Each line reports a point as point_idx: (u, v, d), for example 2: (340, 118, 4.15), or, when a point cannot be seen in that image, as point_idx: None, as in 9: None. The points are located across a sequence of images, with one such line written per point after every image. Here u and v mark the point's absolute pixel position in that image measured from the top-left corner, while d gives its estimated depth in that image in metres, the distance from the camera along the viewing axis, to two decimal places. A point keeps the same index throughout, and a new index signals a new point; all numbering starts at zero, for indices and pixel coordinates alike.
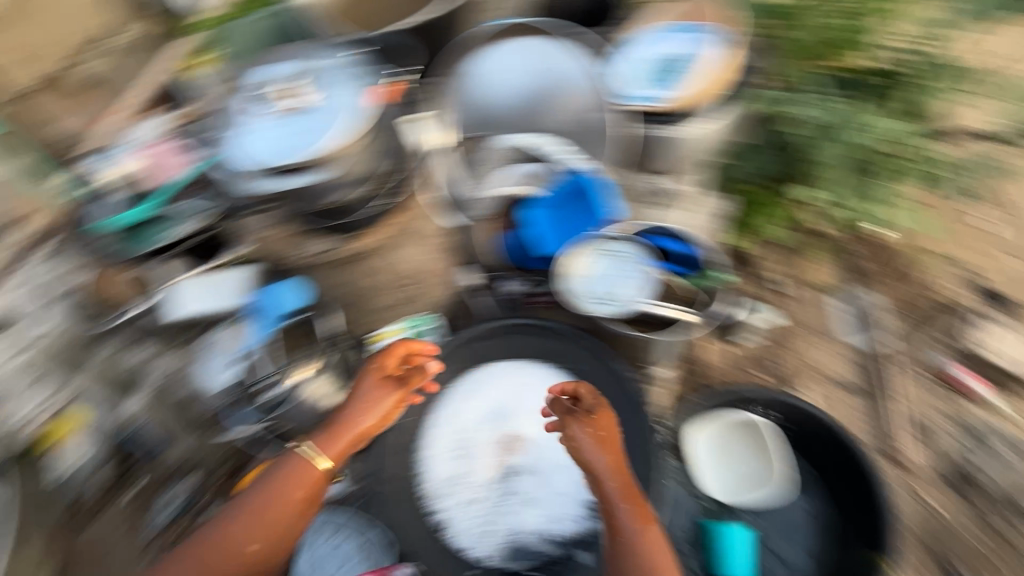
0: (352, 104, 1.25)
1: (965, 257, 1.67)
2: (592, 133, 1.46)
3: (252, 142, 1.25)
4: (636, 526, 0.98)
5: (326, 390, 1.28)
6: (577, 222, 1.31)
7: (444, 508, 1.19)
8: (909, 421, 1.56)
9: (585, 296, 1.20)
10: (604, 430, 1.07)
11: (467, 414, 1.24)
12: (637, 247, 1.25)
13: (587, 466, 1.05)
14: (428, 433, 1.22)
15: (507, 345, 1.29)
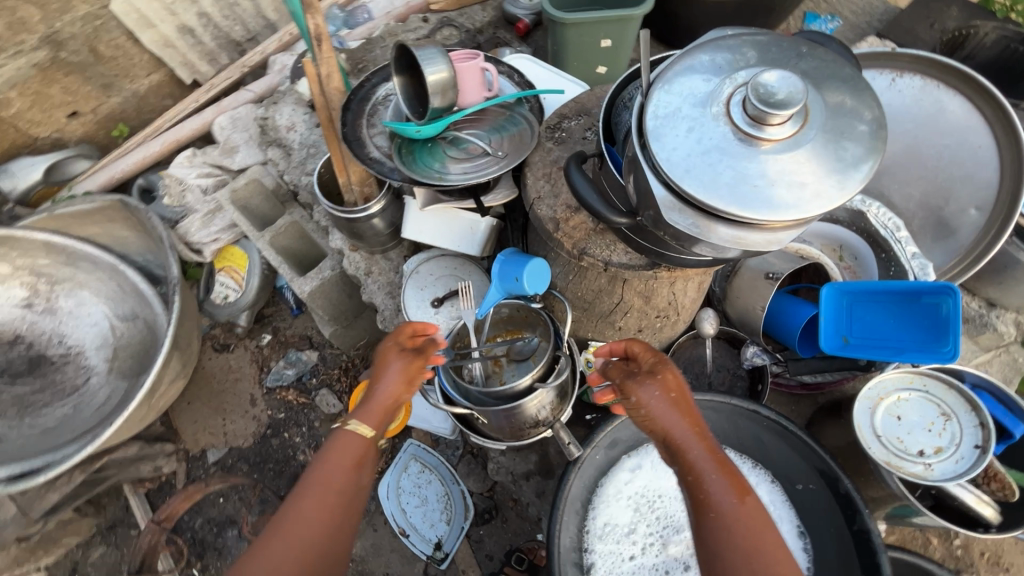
0: (858, 130, 0.55)
1: None
2: (951, 223, 1.05)
3: (670, 156, 0.54)
4: (733, 503, 0.64)
5: (541, 408, 0.97)
6: (883, 326, 0.96)
7: (594, 553, 1.03)
8: None
9: (867, 430, 0.91)
10: (680, 392, 0.72)
11: (666, 479, 1.09)
12: (983, 409, 0.88)
13: (658, 436, 0.71)
14: (614, 473, 1.09)
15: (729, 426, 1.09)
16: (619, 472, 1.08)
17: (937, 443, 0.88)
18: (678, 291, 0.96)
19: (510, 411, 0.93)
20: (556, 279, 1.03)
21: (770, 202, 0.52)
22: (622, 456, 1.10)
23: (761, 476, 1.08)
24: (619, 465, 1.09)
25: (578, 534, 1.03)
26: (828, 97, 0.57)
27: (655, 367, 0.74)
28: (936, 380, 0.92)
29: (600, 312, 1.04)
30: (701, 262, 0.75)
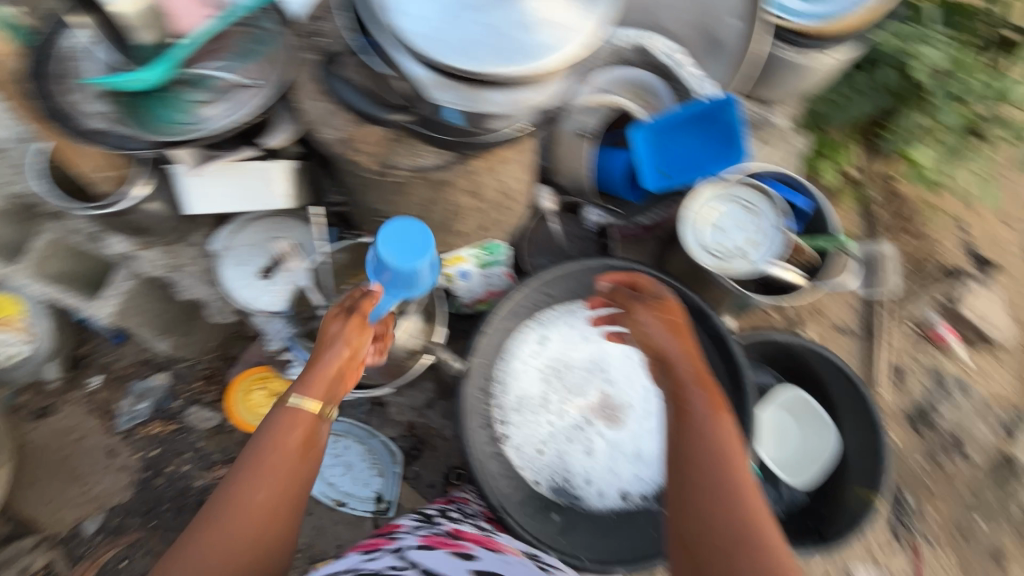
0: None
1: (952, 217, 1.90)
2: (720, 38, 1.12)
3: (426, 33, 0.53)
4: (709, 415, 0.75)
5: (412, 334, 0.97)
6: (685, 149, 1.05)
7: (510, 424, 1.09)
8: (887, 364, 1.84)
9: (694, 244, 1.01)
10: (671, 317, 0.82)
11: (572, 346, 1.13)
12: (773, 194, 1.02)
13: (655, 356, 0.81)
14: (520, 349, 1.11)
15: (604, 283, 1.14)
16: (527, 345, 1.11)
17: (750, 235, 1.01)
18: (509, 174, 0.95)
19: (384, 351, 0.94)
20: (386, 204, 0.94)
21: (529, 52, 0.53)
22: (526, 331, 1.11)
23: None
24: (524, 340, 1.11)
25: (491, 413, 1.08)
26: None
27: (658, 300, 0.84)
28: (737, 181, 1.03)
29: (440, 222, 0.98)
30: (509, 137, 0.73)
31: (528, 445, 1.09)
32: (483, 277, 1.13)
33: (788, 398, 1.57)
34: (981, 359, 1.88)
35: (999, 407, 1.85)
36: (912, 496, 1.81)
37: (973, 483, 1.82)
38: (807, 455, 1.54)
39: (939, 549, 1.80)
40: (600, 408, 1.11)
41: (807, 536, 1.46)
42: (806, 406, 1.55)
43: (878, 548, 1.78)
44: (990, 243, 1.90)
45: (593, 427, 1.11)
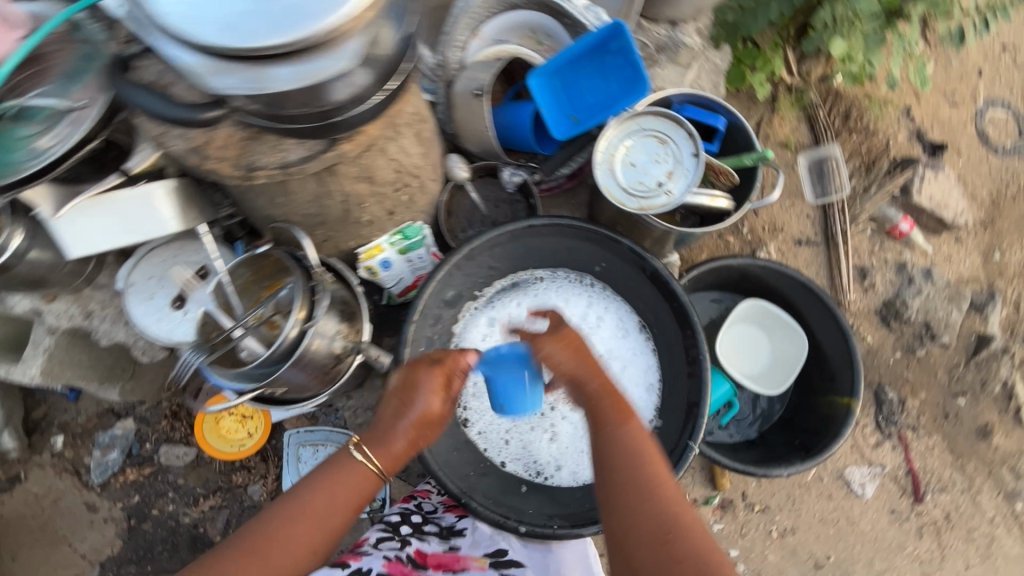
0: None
1: (898, 105, 1.83)
2: None
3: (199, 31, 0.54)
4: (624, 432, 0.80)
5: (333, 336, 0.89)
6: (592, 88, 0.98)
7: (468, 410, 1.06)
8: (851, 267, 1.83)
9: (614, 188, 0.95)
10: (577, 344, 0.85)
11: (524, 325, 1.12)
12: (685, 121, 0.94)
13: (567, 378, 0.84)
14: (471, 334, 1.12)
15: (542, 253, 1.12)
16: (478, 328, 1.12)
17: (669, 167, 0.94)
18: (402, 151, 0.89)
19: (303, 356, 0.84)
20: (277, 209, 0.87)
21: (301, 17, 0.53)
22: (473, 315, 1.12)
23: (594, 281, 1.13)
24: (474, 326, 1.12)
25: None
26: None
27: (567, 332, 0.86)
28: (648, 111, 0.96)
29: (340, 217, 0.91)
30: (378, 107, 0.69)
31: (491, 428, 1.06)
32: (407, 264, 1.07)
33: (749, 310, 1.58)
34: (943, 244, 1.86)
35: (966, 288, 1.84)
36: (891, 388, 1.84)
37: (951, 366, 1.83)
38: (775, 364, 1.56)
39: (925, 435, 1.83)
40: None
41: (795, 454, 1.46)
42: (767, 315, 1.57)
43: (865, 445, 1.82)
44: (937, 124, 1.85)
45: (555, 407, 1.07)
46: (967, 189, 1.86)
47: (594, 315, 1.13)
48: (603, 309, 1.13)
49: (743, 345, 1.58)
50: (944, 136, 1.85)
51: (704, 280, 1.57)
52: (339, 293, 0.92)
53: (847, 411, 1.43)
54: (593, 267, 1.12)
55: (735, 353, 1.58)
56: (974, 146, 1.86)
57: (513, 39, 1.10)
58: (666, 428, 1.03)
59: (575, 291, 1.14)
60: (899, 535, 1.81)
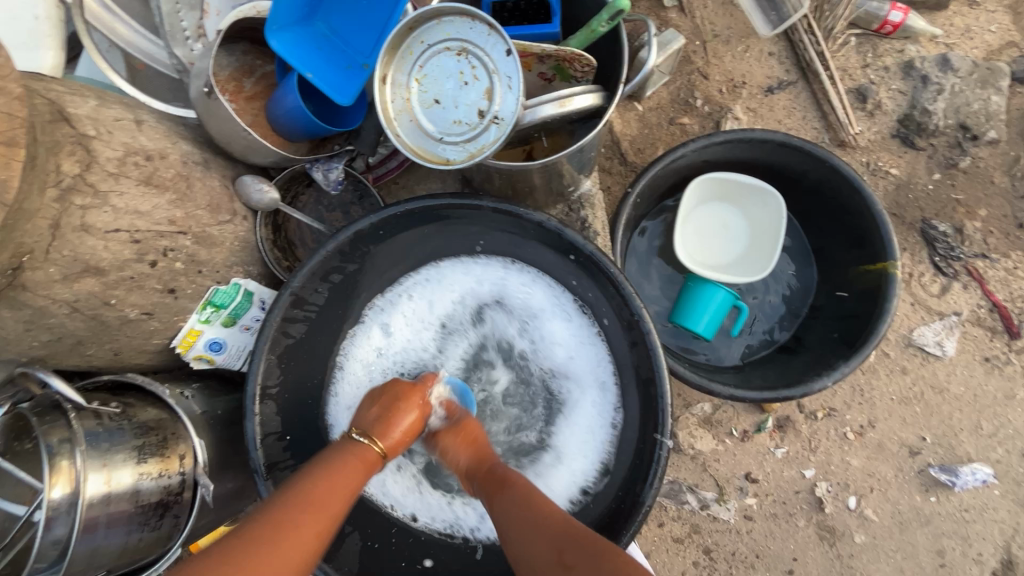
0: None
1: None
2: None
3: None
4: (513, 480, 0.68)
5: (139, 477, 0.66)
6: (358, 25, 0.74)
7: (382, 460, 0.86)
8: (844, 92, 1.37)
9: (424, 144, 0.66)
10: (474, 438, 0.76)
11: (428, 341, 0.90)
12: (478, 10, 0.63)
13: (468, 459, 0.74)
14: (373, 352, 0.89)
15: (418, 248, 0.85)
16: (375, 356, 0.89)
17: (485, 82, 0.64)
18: (119, 212, 0.64)
19: (94, 528, 0.62)
20: (5, 351, 0.65)
21: None
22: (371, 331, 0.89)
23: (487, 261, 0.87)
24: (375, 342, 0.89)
25: None
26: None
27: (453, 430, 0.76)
28: (425, 16, 0.65)
29: (93, 328, 0.68)
30: None
31: (414, 481, 0.85)
32: (245, 334, 0.83)
33: (704, 189, 1.24)
34: (954, 16, 1.40)
35: (1001, 60, 1.39)
36: (940, 219, 1.37)
37: (1009, 164, 1.38)
38: (755, 241, 1.24)
39: (1002, 258, 1.37)
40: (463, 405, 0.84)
41: (836, 352, 1.16)
42: (727, 187, 1.24)
43: (925, 296, 1.36)
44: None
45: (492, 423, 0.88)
46: None
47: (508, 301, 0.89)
48: (525, 288, 0.88)
49: (726, 239, 1.26)
50: None
51: (661, 189, 1.22)
52: (134, 419, 0.69)
53: (885, 279, 1.11)
54: (476, 246, 0.85)
55: (703, 246, 1.26)
56: None
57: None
58: (627, 420, 0.79)
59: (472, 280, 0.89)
60: (1005, 384, 1.35)
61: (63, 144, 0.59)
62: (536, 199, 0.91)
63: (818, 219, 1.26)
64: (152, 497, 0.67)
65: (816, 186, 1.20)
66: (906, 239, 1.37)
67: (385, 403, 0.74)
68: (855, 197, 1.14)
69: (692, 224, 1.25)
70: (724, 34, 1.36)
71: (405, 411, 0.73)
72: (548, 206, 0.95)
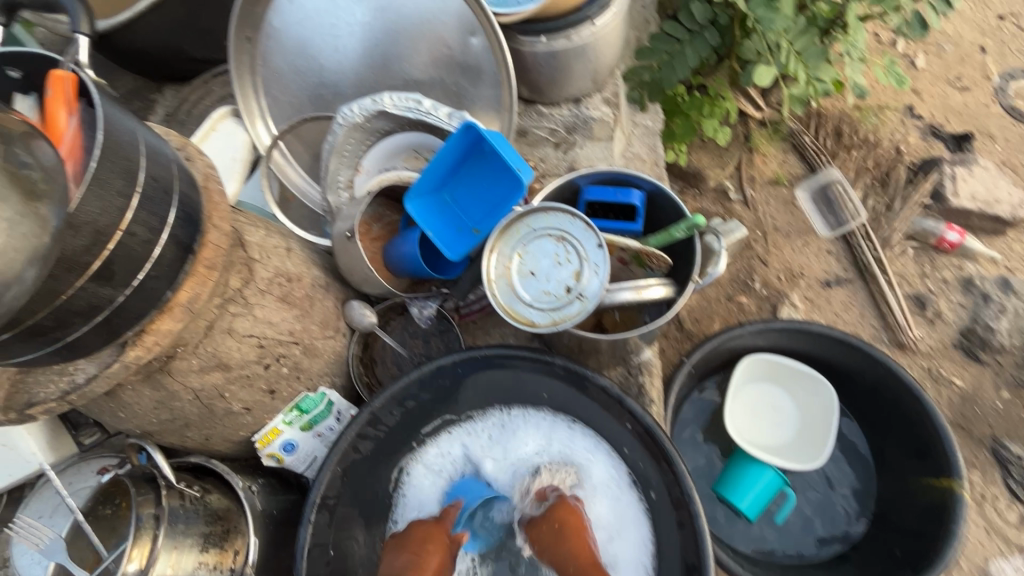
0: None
1: (896, 106, 1.56)
2: (470, 62, 0.97)
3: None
4: None
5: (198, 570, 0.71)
6: (475, 199, 0.88)
7: None
8: (902, 297, 1.43)
9: (516, 307, 0.77)
10: (572, 528, 0.80)
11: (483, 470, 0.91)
12: (579, 211, 0.78)
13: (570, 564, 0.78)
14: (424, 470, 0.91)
15: (486, 384, 0.90)
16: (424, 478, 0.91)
17: (575, 265, 0.76)
18: (256, 321, 0.77)
19: None
20: (129, 423, 0.75)
21: None
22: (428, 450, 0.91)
23: (547, 412, 0.91)
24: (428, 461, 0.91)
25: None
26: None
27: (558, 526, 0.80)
28: (535, 208, 0.79)
29: (202, 414, 0.78)
30: (103, 332, 0.56)
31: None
32: (317, 440, 0.90)
33: (755, 369, 1.26)
34: (1012, 244, 1.48)
35: None
36: (1014, 441, 1.32)
37: None
38: (805, 428, 1.23)
39: None
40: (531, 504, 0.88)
41: None
42: (776, 370, 1.25)
43: (1002, 524, 1.26)
44: (952, 115, 1.56)
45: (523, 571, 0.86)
46: (1019, 176, 1.52)
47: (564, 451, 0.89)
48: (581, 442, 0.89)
49: (777, 424, 1.25)
50: (967, 125, 1.56)
51: (717, 363, 1.27)
52: (207, 505, 0.75)
53: (951, 501, 1.06)
54: (539, 397, 0.90)
55: (753, 426, 1.25)
56: (1007, 126, 1.56)
57: (395, 162, 1.01)
58: None
59: (526, 423, 0.92)
60: None
61: (235, 264, 0.74)
62: (599, 359, 0.98)
63: (872, 423, 1.25)
64: None
65: (870, 390, 1.22)
66: (976, 456, 1.31)
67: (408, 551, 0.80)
68: (914, 408, 1.14)
69: (745, 404, 1.26)
70: (786, 229, 1.49)
71: (426, 558, 0.79)
72: (607, 367, 1.02)
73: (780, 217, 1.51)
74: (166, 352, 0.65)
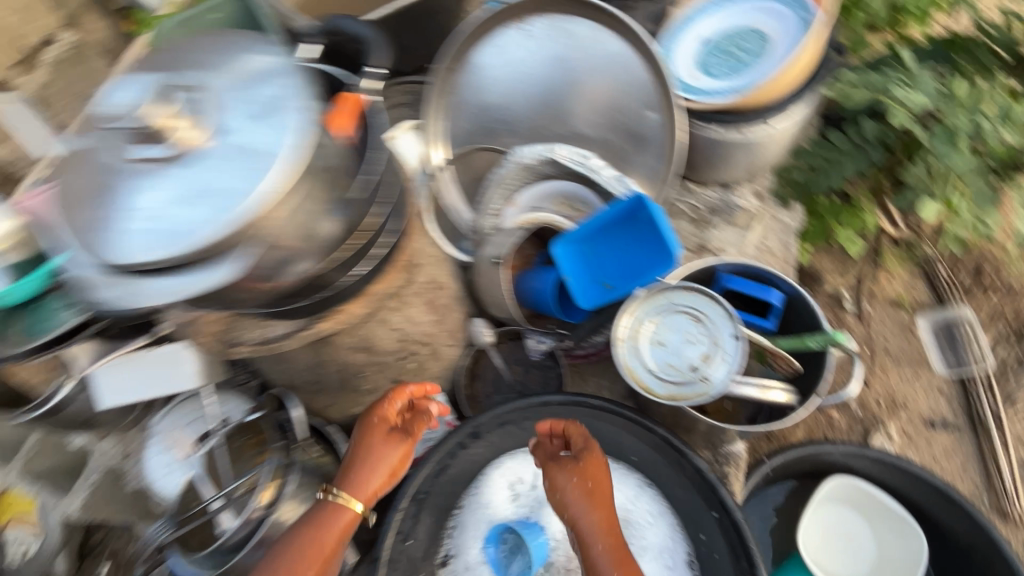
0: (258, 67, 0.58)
1: None
2: (640, 132, 1.04)
3: (146, 252, 0.51)
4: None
5: None
6: (616, 260, 0.89)
7: None
8: (1017, 462, 1.33)
9: (639, 371, 0.81)
10: (595, 482, 0.78)
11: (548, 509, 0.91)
12: (721, 298, 0.81)
13: (571, 524, 0.77)
14: (494, 493, 0.92)
15: (580, 428, 0.93)
16: (496, 494, 0.91)
17: (705, 349, 0.79)
18: (404, 319, 0.86)
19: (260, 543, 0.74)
20: (281, 374, 0.87)
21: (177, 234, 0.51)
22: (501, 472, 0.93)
23: (627, 472, 0.93)
24: (499, 486, 0.92)
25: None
26: (209, 72, 0.57)
27: (585, 477, 0.79)
28: (678, 286, 0.84)
29: (337, 384, 0.88)
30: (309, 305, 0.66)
31: None
32: None
33: (837, 490, 1.19)
34: None
35: None
36: None
37: None
38: (880, 570, 1.14)
39: None
40: (546, 451, 0.86)
41: None
42: (862, 499, 1.17)
43: None
44: None
45: None
46: None
47: (635, 517, 0.89)
48: (652, 515, 0.89)
49: (850, 555, 1.16)
50: None
51: (800, 473, 1.23)
52: (319, 465, 0.87)
53: None
54: (625, 456, 0.92)
55: (825, 551, 1.17)
56: None
57: (547, 205, 1.01)
58: None
59: None
60: None
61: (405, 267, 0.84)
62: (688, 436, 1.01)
63: None
64: None
65: (958, 552, 1.14)
66: None
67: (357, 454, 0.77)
68: None
69: (820, 527, 1.19)
70: (903, 357, 1.42)
71: (376, 466, 0.76)
72: (694, 446, 1.03)
73: (903, 343, 1.41)
74: (338, 329, 0.76)
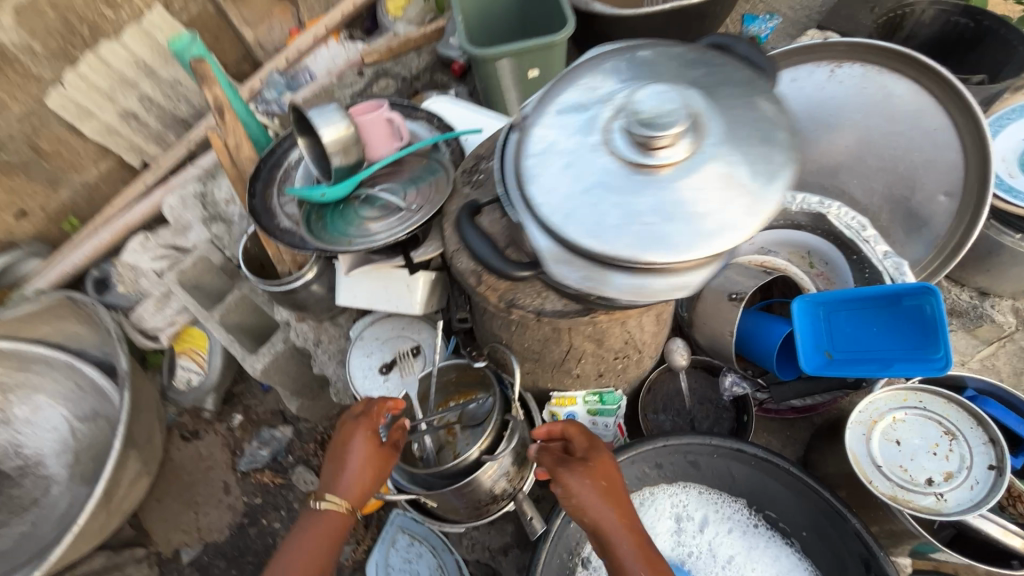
0: (785, 161, 0.46)
1: None
2: (921, 213, 0.97)
3: (546, 201, 0.45)
4: None
5: (498, 479, 0.87)
6: (867, 338, 0.85)
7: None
8: None
9: (864, 461, 0.79)
10: (610, 484, 0.73)
11: (705, 555, 0.93)
12: (988, 421, 0.76)
13: (591, 529, 0.71)
14: (656, 518, 0.95)
15: (759, 488, 0.94)
16: (658, 520, 0.95)
17: (949, 467, 0.76)
18: (638, 323, 0.86)
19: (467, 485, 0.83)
20: (506, 334, 0.91)
21: (643, 237, 0.42)
22: (665, 501, 0.96)
23: (793, 547, 0.92)
24: (660, 513, 0.96)
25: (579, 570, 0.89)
26: (721, 105, 0.47)
27: (593, 479, 0.73)
28: (930, 389, 0.81)
29: (552, 359, 0.92)
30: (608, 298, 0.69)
31: None
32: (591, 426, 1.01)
33: None
34: None
35: None
36: None
37: None
38: None
39: None
40: (548, 447, 0.81)
41: None
42: None
43: None
44: None
45: None
46: None
47: None
48: None
49: None
50: None
51: None
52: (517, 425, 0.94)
53: None
54: (796, 531, 0.92)
55: None
56: None
57: (786, 254, 1.01)
58: None
59: (768, 542, 0.93)
60: None
61: None
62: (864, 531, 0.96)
63: None
64: (496, 490, 0.89)
65: None
66: None
67: (341, 455, 0.79)
68: None
69: None
70: None
71: (363, 463, 0.79)
72: None
73: None
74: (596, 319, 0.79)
